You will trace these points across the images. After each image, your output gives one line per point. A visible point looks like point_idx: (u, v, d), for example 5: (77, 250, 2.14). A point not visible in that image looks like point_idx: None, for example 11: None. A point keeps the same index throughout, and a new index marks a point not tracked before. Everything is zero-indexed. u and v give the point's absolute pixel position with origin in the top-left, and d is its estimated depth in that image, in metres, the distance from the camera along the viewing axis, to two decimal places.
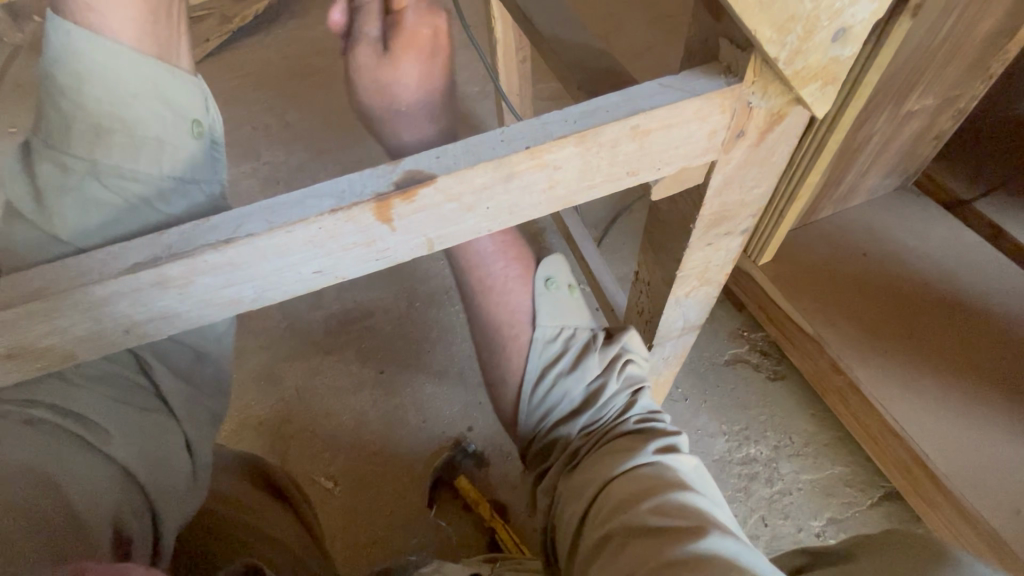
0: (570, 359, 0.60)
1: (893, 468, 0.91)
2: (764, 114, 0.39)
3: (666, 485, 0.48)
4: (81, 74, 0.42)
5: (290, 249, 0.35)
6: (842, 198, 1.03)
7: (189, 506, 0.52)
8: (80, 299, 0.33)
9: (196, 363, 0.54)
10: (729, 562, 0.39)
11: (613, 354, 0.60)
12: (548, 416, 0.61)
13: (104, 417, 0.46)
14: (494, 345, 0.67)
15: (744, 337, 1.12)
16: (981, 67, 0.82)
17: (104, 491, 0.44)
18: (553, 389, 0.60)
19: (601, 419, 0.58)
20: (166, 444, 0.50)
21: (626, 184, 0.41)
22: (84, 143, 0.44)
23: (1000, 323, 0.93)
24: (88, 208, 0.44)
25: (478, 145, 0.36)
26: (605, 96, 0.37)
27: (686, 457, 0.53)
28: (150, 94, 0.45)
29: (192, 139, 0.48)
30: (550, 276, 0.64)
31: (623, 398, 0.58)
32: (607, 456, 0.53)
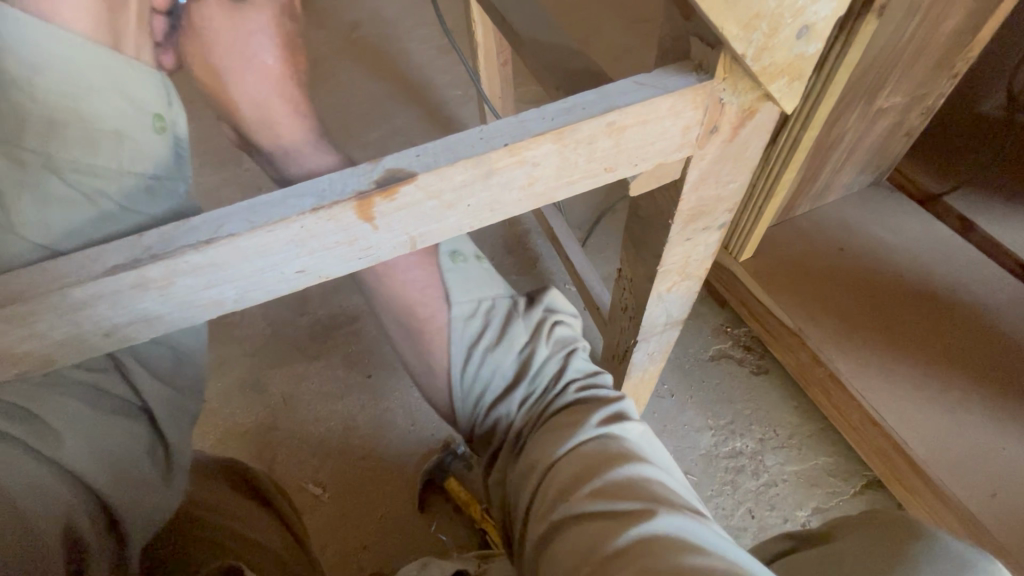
0: (494, 332, 0.60)
1: (872, 454, 0.93)
2: (736, 109, 0.41)
3: (612, 461, 0.50)
4: (37, 65, 0.41)
5: (272, 248, 0.35)
6: (818, 194, 1.05)
7: (161, 513, 0.50)
8: (62, 301, 0.33)
9: (171, 367, 0.55)
10: (675, 541, 0.41)
11: (537, 319, 0.61)
12: (482, 398, 0.60)
13: (63, 421, 0.44)
14: (409, 330, 0.64)
15: (727, 334, 1.14)
16: (946, 66, 0.86)
17: (56, 499, 0.42)
18: (484, 367, 0.60)
19: (536, 389, 0.58)
20: (136, 453, 0.48)
21: (603, 180, 0.42)
22: (34, 138, 0.42)
23: (971, 311, 0.96)
24: (55, 208, 0.44)
25: (456, 143, 0.36)
26: (581, 94, 0.38)
27: (632, 424, 0.54)
28: (108, 87, 0.45)
29: (150, 133, 0.48)
30: (457, 250, 0.64)
31: (556, 361, 0.59)
32: (549, 436, 0.54)
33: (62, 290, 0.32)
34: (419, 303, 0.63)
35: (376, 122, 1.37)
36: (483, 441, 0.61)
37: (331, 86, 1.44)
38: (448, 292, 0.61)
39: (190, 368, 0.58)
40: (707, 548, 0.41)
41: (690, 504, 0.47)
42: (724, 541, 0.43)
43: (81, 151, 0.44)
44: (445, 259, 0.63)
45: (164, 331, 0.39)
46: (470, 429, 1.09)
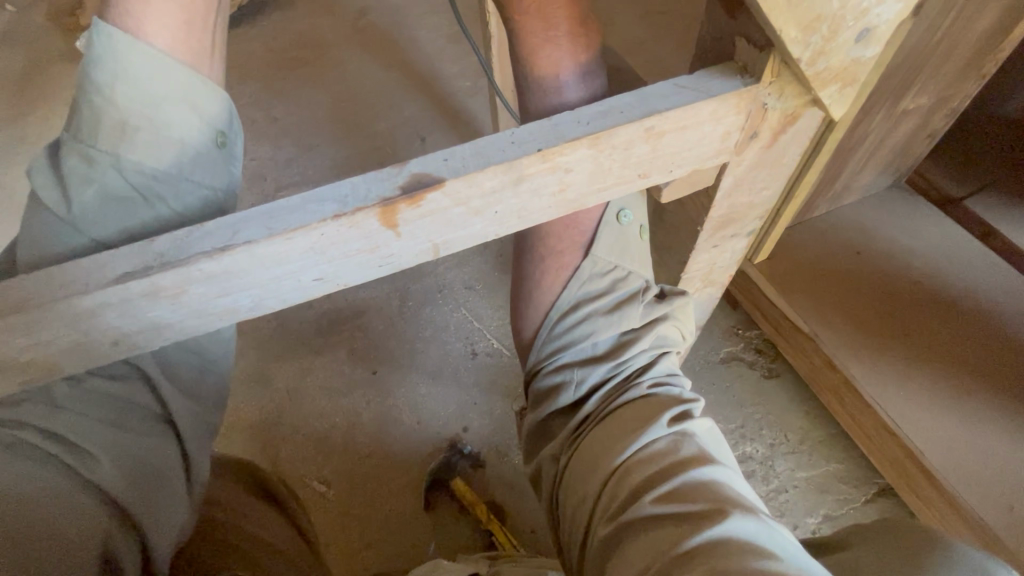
0: (609, 300, 0.58)
1: (885, 461, 0.92)
2: (778, 115, 0.38)
3: (683, 463, 0.48)
4: (116, 72, 0.44)
5: (291, 257, 0.33)
6: (836, 195, 1.03)
7: (188, 524, 0.49)
8: (66, 310, 0.31)
9: (201, 376, 0.52)
10: (743, 544, 0.41)
11: (654, 314, 0.57)
12: (563, 355, 0.58)
13: (88, 442, 0.44)
14: (536, 255, 0.63)
15: (739, 336, 1.13)
16: (974, 67, 0.83)
17: (84, 515, 0.42)
18: (581, 330, 0.58)
19: (617, 375, 0.56)
20: (162, 464, 0.47)
21: (636, 187, 0.39)
22: (108, 138, 0.44)
23: (992, 319, 0.94)
24: (110, 206, 0.45)
25: (487, 146, 0.34)
26: (618, 97, 0.36)
27: (698, 420, 0.52)
28: (179, 98, 0.46)
29: (214, 148, 0.48)
30: (623, 210, 0.60)
31: (648, 356, 0.56)
32: (618, 428, 0.52)
33: (68, 299, 0.30)
34: (557, 237, 0.62)
35: (382, 111, 1.34)
36: (541, 399, 0.59)
37: (338, 72, 1.42)
38: (592, 241, 0.60)
39: (215, 375, 0.53)
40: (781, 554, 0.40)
41: (760, 508, 0.46)
42: (794, 546, 0.42)
43: (145, 154, 0.45)
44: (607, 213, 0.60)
45: (172, 340, 0.37)
46: (477, 427, 1.08)
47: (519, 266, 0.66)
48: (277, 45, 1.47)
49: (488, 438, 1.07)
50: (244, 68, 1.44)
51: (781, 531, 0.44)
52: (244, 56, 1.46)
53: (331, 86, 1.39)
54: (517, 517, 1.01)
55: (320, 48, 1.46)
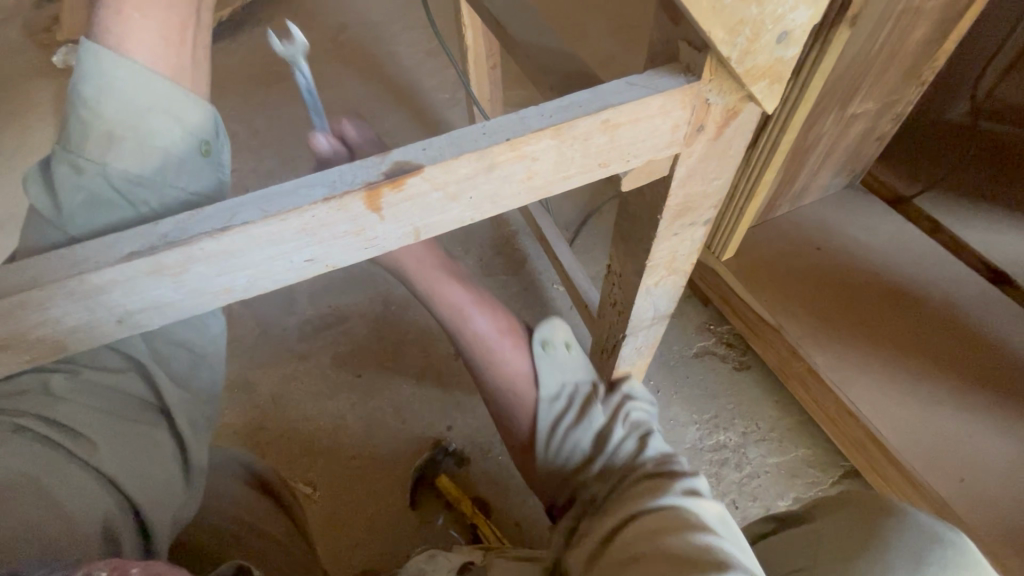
0: (575, 412, 0.67)
1: (848, 443, 0.97)
2: (720, 110, 0.43)
3: (687, 527, 0.48)
4: (104, 88, 0.47)
5: (284, 237, 0.36)
6: (796, 195, 1.10)
7: (185, 512, 0.52)
8: (75, 287, 0.34)
9: (191, 370, 0.54)
10: None
11: (614, 405, 0.68)
12: (564, 464, 0.67)
13: (88, 427, 0.47)
14: (501, 403, 0.75)
15: (711, 331, 1.18)
16: (913, 75, 0.90)
17: (88, 496, 0.44)
18: (566, 442, 0.67)
19: (607, 463, 0.63)
20: (156, 453, 0.50)
21: (597, 175, 0.44)
22: (93, 146, 0.47)
23: (940, 307, 1.01)
24: (94, 209, 0.47)
25: (461, 138, 0.38)
26: (577, 93, 0.40)
27: (709, 502, 0.52)
28: (162, 110, 0.48)
29: (198, 155, 0.50)
30: (547, 338, 0.71)
31: (632, 441, 0.63)
32: (621, 498, 0.56)
33: (78, 276, 0.33)
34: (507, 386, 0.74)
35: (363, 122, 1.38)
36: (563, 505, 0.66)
37: (320, 85, 1.45)
38: (539, 377, 0.70)
39: (208, 369, 0.56)
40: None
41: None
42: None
43: (128, 159, 0.47)
44: (535, 350, 0.71)
45: (172, 319, 0.40)
46: (460, 425, 1.11)
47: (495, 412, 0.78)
48: (258, 60, 1.51)
49: (472, 435, 1.10)
50: (225, 81, 1.47)
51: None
52: (225, 70, 1.49)
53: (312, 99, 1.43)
54: (501, 510, 1.04)
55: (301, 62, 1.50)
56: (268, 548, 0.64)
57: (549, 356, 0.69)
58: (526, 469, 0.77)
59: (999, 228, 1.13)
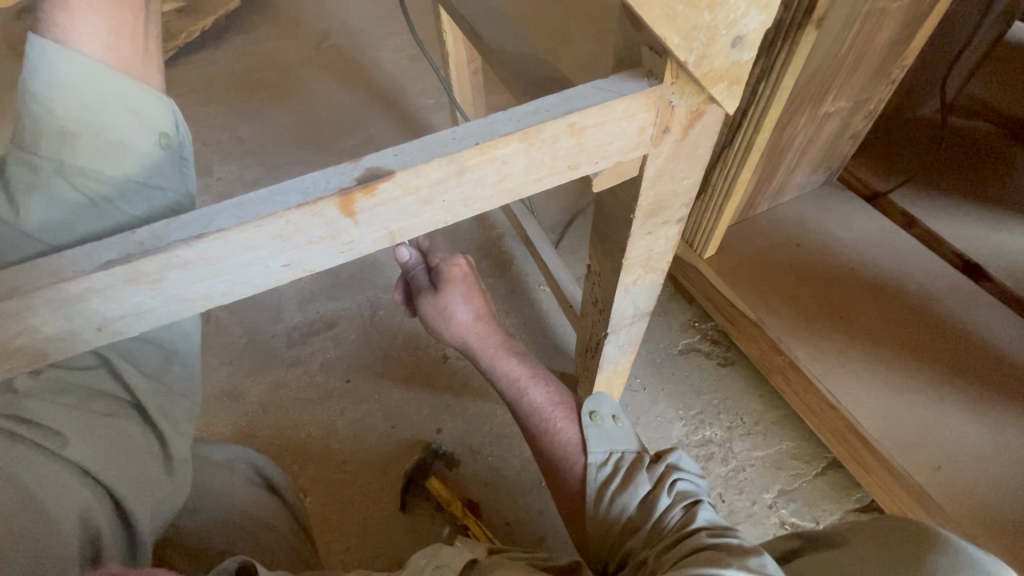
0: (621, 479, 0.63)
1: (830, 435, 0.99)
2: (684, 112, 0.45)
3: None
4: (51, 82, 0.45)
5: (260, 243, 0.37)
6: (775, 193, 1.12)
7: (168, 504, 0.53)
8: (53, 296, 0.34)
9: (163, 364, 0.56)
10: None
11: (661, 473, 0.62)
12: (610, 536, 0.61)
13: (62, 422, 0.47)
14: (547, 467, 0.71)
15: (696, 328, 1.19)
16: (883, 74, 0.93)
17: (68, 491, 0.45)
18: (612, 509, 0.62)
19: (655, 532, 0.57)
20: (134, 448, 0.51)
21: (567, 177, 0.45)
22: (49, 145, 0.46)
23: (916, 298, 1.04)
24: (57, 209, 0.47)
25: (432, 143, 0.39)
26: (544, 98, 0.42)
27: None
28: (118, 104, 0.48)
29: (159, 150, 0.51)
30: (594, 409, 0.68)
31: (680, 509, 0.58)
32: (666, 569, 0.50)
33: (57, 284, 0.33)
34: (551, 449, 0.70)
35: (348, 128, 1.39)
36: None
37: (305, 92, 1.46)
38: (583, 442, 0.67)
39: (181, 365, 0.57)
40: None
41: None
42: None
43: (87, 158, 0.47)
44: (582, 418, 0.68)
45: (152, 326, 0.41)
46: (450, 428, 1.12)
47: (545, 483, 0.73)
48: (243, 68, 1.51)
49: (462, 437, 1.10)
50: (210, 89, 1.47)
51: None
52: (210, 79, 1.50)
53: (296, 106, 1.44)
54: (492, 511, 1.05)
55: (286, 70, 1.50)
56: (269, 536, 0.66)
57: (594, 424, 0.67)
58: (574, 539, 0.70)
59: (972, 221, 1.16)
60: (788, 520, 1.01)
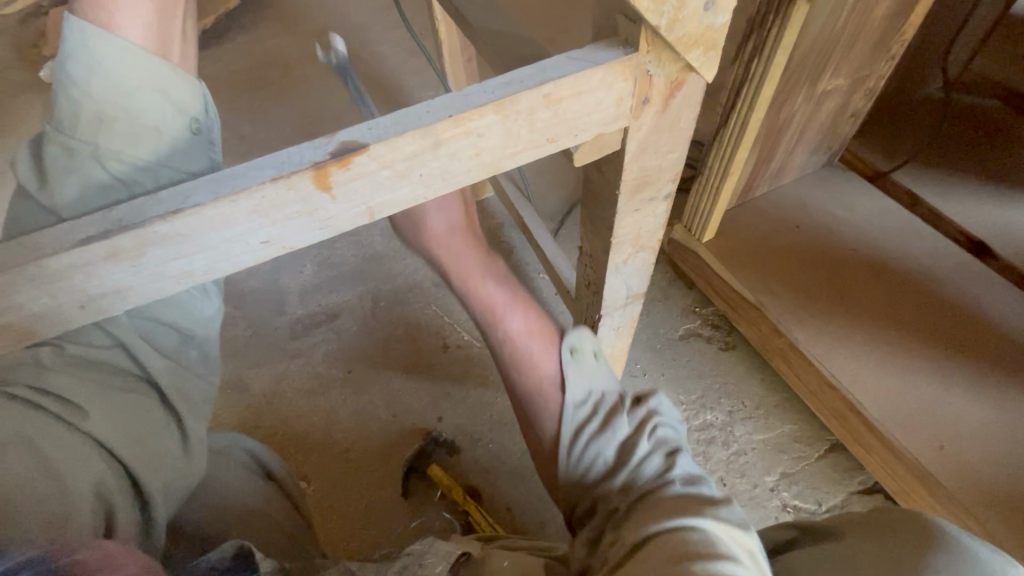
0: (600, 420, 0.61)
1: (832, 417, 0.98)
2: (663, 82, 0.45)
3: (713, 550, 0.44)
4: (89, 65, 0.45)
5: (237, 218, 0.38)
6: (774, 175, 1.11)
7: (183, 483, 0.51)
8: (35, 272, 0.35)
9: (181, 346, 0.52)
10: None
11: (642, 416, 0.60)
12: (584, 478, 0.60)
13: (80, 396, 0.45)
14: (523, 404, 0.69)
15: (697, 314, 1.19)
16: (882, 49, 0.91)
17: (86, 465, 0.43)
18: (588, 450, 0.60)
19: (632, 479, 0.56)
20: (151, 426, 0.49)
21: (547, 150, 0.45)
22: (85, 129, 0.46)
23: (919, 277, 1.02)
24: (88, 188, 0.45)
25: (405, 116, 0.40)
26: (519, 70, 0.42)
27: (743, 530, 0.48)
28: (153, 88, 0.46)
29: (189, 134, 0.49)
30: (574, 345, 0.66)
31: (660, 458, 0.57)
32: (643, 517, 0.50)
33: (37, 260, 0.34)
34: (533, 394, 0.68)
35: (348, 122, 1.40)
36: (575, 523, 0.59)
37: (305, 88, 1.47)
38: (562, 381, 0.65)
39: (199, 347, 0.54)
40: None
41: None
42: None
43: (121, 141, 0.46)
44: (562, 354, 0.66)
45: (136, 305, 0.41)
46: (450, 416, 1.12)
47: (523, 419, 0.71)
48: (244, 65, 1.53)
49: (462, 425, 1.11)
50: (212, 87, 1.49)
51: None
52: (212, 76, 1.51)
53: (297, 101, 1.45)
54: (493, 497, 1.05)
55: (286, 67, 1.51)
56: (267, 524, 0.66)
57: (575, 360, 0.64)
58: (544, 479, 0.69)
59: (977, 199, 1.14)
60: (791, 503, 1.00)
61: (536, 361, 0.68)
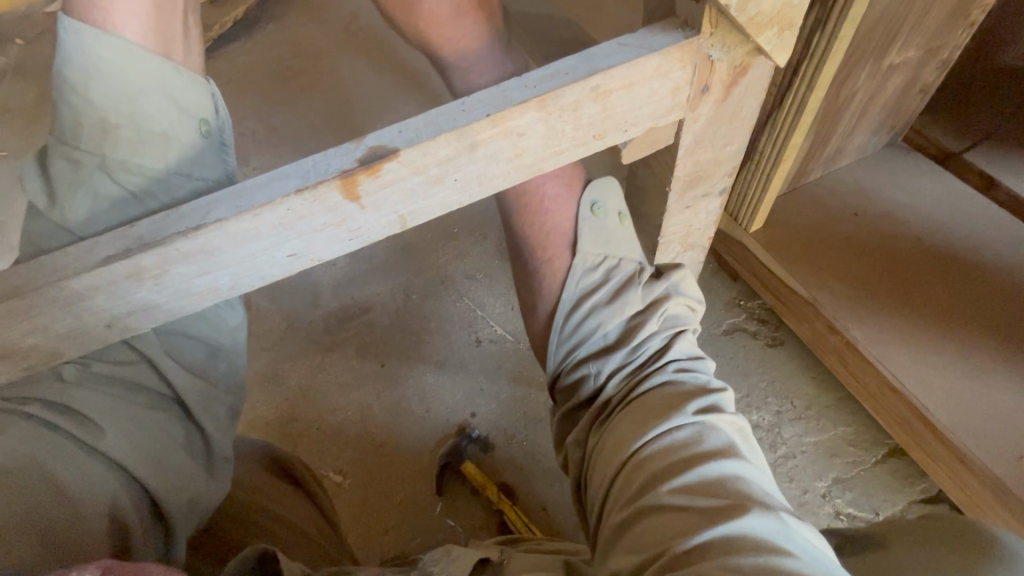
0: (609, 291, 0.61)
1: (893, 421, 0.91)
2: (726, 66, 0.42)
3: (704, 455, 0.50)
4: (87, 70, 0.46)
5: (263, 233, 0.38)
6: (830, 158, 1.01)
7: (206, 501, 0.53)
8: (58, 293, 0.38)
9: (209, 359, 0.56)
10: (760, 542, 0.43)
11: (654, 296, 0.60)
12: (580, 350, 0.62)
13: (102, 413, 0.48)
14: (532, 267, 0.68)
15: (741, 307, 1.12)
16: (960, 15, 0.81)
17: (98, 483, 0.46)
18: (591, 320, 0.61)
19: (633, 361, 0.59)
20: (170, 441, 0.51)
21: (593, 148, 0.43)
22: (90, 141, 0.47)
23: (994, 269, 0.93)
24: (98, 204, 0.48)
25: (440, 117, 0.39)
26: (563, 61, 0.40)
27: (728, 417, 0.54)
28: (157, 91, 0.48)
29: (199, 137, 0.50)
30: (597, 202, 0.62)
31: (659, 340, 0.58)
32: (637, 415, 0.55)
33: (56, 282, 0.37)
34: (542, 246, 0.66)
35: (377, 111, 1.38)
36: (568, 397, 0.63)
37: (334, 76, 1.45)
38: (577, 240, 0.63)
39: (225, 361, 0.57)
40: (796, 551, 0.43)
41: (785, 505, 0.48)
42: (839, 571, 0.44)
43: (129, 151, 0.48)
44: (583, 210, 0.62)
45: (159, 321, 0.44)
46: (484, 412, 1.10)
47: (528, 217, 0.66)
48: (273, 54, 1.51)
49: (496, 422, 1.09)
50: (242, 78, 1.48)
51: (799, 528, 0.46)
52: (242, 67, 1.50)
53: (326, 91, 1.43)
54: (527, 496, 1.03)
55: (315, 55, 1.49)
56: (296, 537, 0.65)
57: (594, 221, 0.61)
58: (535, 339, 0.70)
59: None
60: (844, 510, 0.95)
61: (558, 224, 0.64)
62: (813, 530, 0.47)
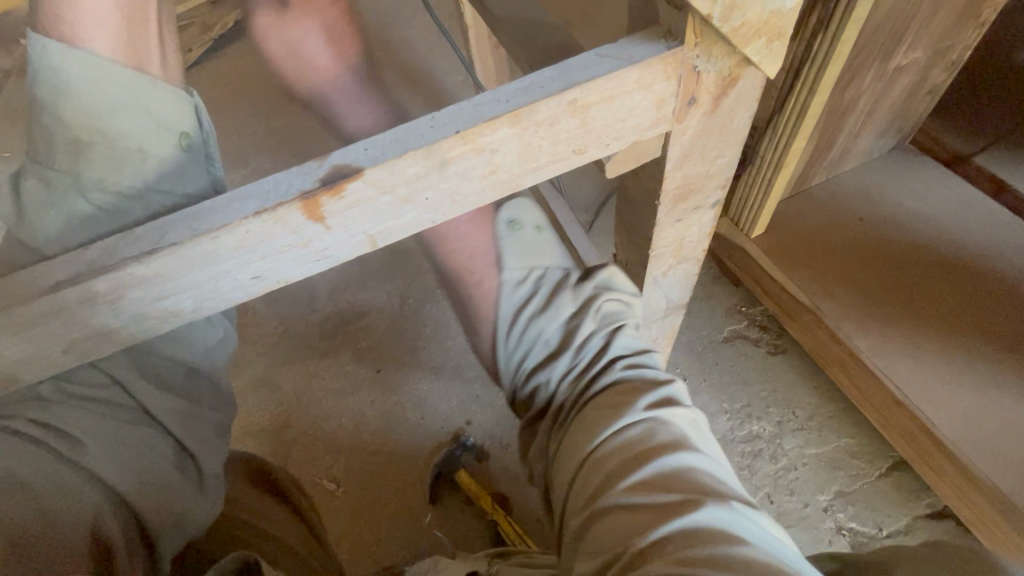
0: (541, 300, 0.59)
1: (898, 436, 0.88)
2: (714, 78, 0.40)
3: (655, 450, 0.48)
4: (60, 89, 0.45)
5: (221, 255, 0.37)
6: (835, 161, 0.99)
7: (198, 518, 0.52)
8: (7, 320, 0.37)
9: (189, 377, 0.55)
10: (716, 533, 0.42)
11: (589, 294, 0.58)
12: (525, 362, 0.59)
13: (84, 430, 0.47)
14: (461, 293, 0.64)
15: (742, 314, 1.09)
16: (971, 15, 0.78)
17: (77, 500, 0.45)
18: (528, 331, 0.58)
19: (579, 363, 0.56)
20: (159, 457, 0.50)
21: (575, 163, 0.42)
22: (62, 158, 0.46)
23: (1004, 277, 0.90)
24: (69, 221, 0.46)
25: (407, 133, 0.37)
26: (541, 72, 0.38)
27: (680, 409, 0.53)
28: (133, 107, 0.46)
29: (179, 151, 0.48)
30: (511, 219, 0.61)
31: (600, 337, 0.56)
32: (589, 418, 0.53)
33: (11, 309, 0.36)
34: (466, 270, 0.62)
35: None
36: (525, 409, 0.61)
37: None
38: (500, 256, 0.60)
39: (207, 378, 0.56)
40: (750, 538, 0.42)
41: (741, 492, 0.47)
42: (792, 552, 0.43)
43: (102, 168, 0.46)
44: (499, 228, 0.61)
45: (130, 340, 0.43)
46: (479, 420, 1.09)
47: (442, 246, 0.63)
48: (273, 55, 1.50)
49: (491, 430, 1.07)
50: (242, 79, 1.47)
51: (755, 517, 0.45)
52: (241, 68, 1.49)
53: None
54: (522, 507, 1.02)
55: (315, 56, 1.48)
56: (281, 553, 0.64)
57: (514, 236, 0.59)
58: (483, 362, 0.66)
59: None
60: (846, 525, 0.92)
61: (473, 247, 0.61)
62: (769, 517, 0.46)
